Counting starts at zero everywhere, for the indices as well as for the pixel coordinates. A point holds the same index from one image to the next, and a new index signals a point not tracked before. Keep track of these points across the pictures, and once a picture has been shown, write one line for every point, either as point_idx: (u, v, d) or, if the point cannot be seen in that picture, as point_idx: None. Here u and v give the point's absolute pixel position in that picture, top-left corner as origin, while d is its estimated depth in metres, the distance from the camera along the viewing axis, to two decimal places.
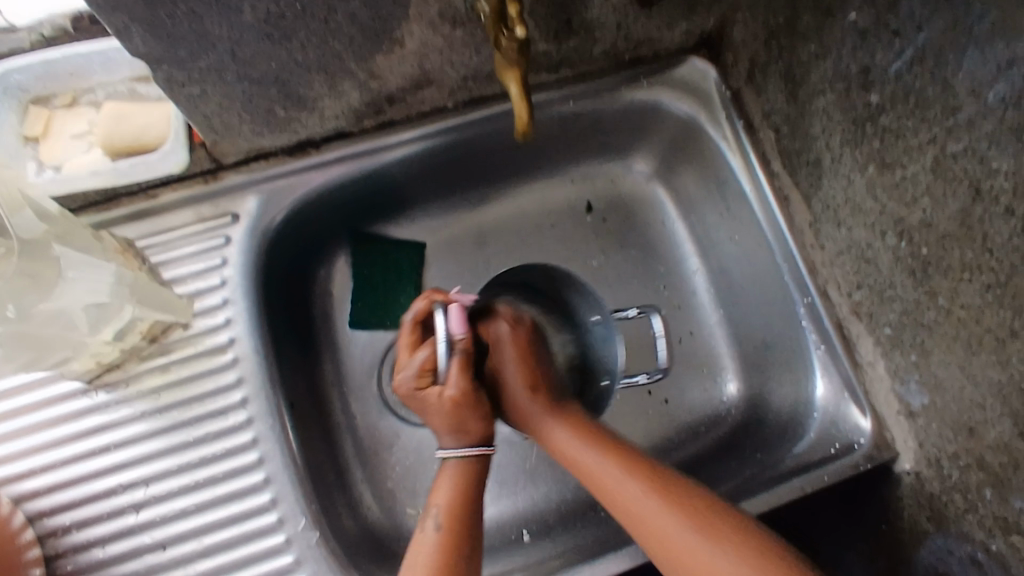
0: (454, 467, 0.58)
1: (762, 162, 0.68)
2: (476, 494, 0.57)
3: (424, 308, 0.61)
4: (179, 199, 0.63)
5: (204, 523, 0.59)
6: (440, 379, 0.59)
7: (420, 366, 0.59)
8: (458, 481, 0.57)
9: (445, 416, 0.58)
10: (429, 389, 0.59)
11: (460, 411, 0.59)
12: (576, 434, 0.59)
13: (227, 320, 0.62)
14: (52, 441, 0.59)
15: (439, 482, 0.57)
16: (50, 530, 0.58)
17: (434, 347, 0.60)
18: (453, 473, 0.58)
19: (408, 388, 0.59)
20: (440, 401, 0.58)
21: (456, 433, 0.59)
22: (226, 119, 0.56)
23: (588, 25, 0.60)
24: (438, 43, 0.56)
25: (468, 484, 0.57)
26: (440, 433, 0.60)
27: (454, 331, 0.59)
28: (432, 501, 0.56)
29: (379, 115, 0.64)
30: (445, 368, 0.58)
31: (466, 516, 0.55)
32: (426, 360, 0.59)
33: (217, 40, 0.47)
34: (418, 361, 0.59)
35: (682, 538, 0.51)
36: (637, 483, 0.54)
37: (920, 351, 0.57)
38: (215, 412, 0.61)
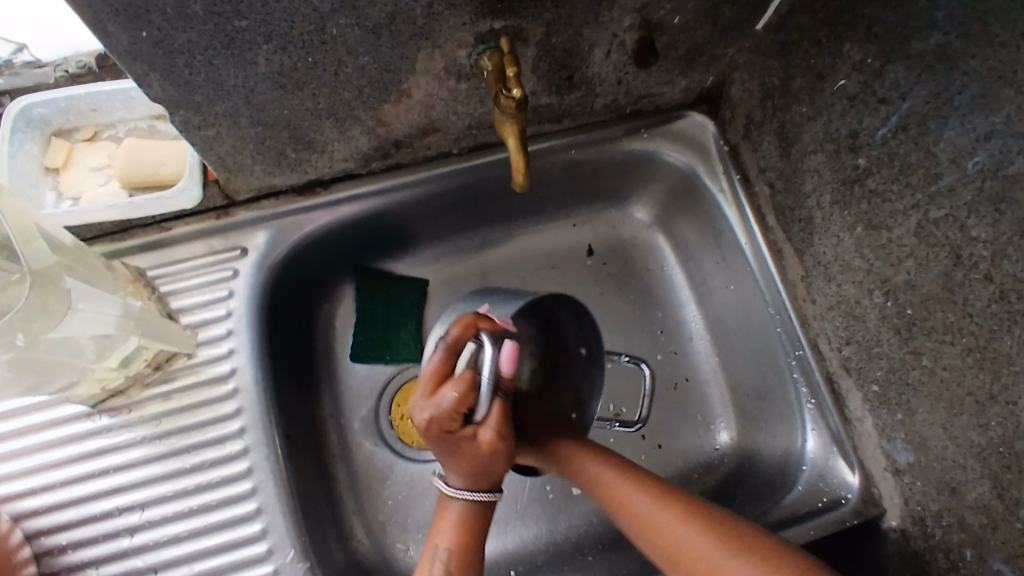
0: (456, 513, 0.58)
1: (757, 215, 0.70)
2: (478, 536, 0.58)
3: (460, 334, 0.55)
4: (190, 232, 0.65)
5: (195, 549, 0.60)
6: (477, 419, 0.54)
7: (453, 411, 0.52)
8: (457, 530, 0.57)
9: (477, 461, 0.55)
10: (461, 433, 0.54)
11: (491, 456, 0.55)
12: (592, 454, 0.61)
13: (230, 350, 0.64)
14: (53, 461, 0.61)
15: (441, 525, 0.58)
16: (46, 549, 0.59)
17: (468, 389, 0.53)
18: (456, 516, 0.58)
19: (436, 430, 0.53)
20: (473, 446, 0.54)
21: (476, 477, 0.56)
22: (238, 159, 0.59)
23: (590, 81, 0.62)
24: (444, 94, 0.59)
25: (473, 524, 0.58)
26: (451, 471, 0.57)
27: (504, 372, 0.55)
28: (437, 543, 0.57)
29: (387, 158, 0.66)
30: (483, 413, 0.54)
31: (470, 563, 0.57)
32: (459, 404, 0.52)
33: (232, 88, 0.50)
34: (450, 404, 0.52)
35: (697, 546, 0.50)
36: (633, 485, 0.57)
37: (905, 410, 0.58)
38: (213, 440, 0.62)
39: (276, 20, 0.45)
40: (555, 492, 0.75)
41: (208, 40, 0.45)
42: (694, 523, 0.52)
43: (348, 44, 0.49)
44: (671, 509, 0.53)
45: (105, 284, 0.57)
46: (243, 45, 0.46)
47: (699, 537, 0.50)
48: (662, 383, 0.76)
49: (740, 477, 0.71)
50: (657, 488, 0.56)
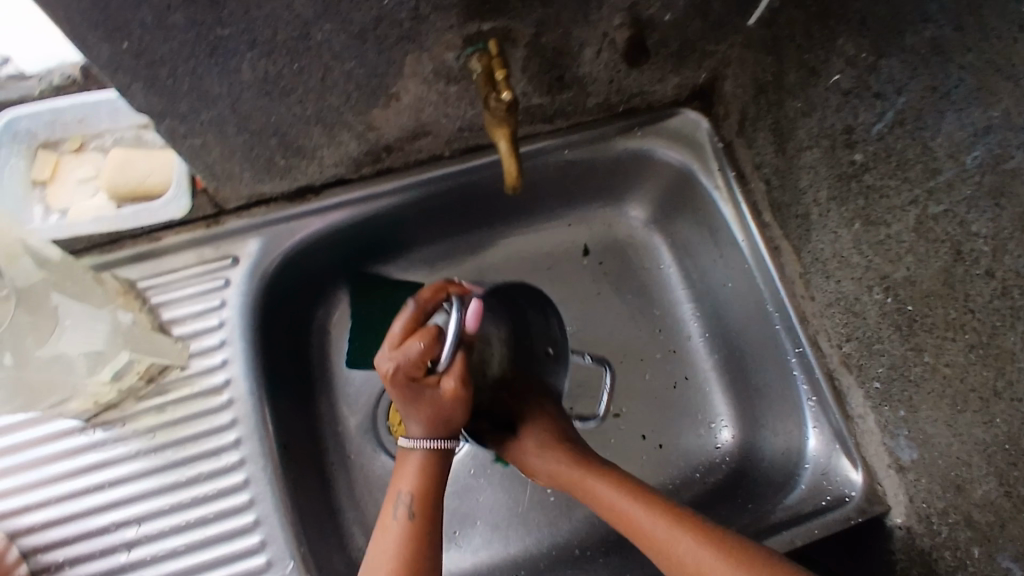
0: (418, 462, 0.57)
1: (754, 212, 0.69)
2: (440, 483, 0.58)
3: (428, 296, 0.57)
4: (180, 242, 0.64)
5: (194, 563, 0.59)
6: (439, 368, 0.55)
7: (420, 359, 0.52)
8: (420, 476, 0.57)
9: (440, 405, 0.55)
10: (426, 381, 0.54)
11: (452, 407, 0.56)
12: (606, 479, 0.61)
13: (224, 360, 0.63)
14: (47, 478, 0.60)
15: (404, 471, 0.57)
16: (43, 566, 0.59)
17: (430, 341, 0.53)
18: (419, 466, 0.57)
19: (401, 382, 0.52)
20: (438, 394, 0.55)
21: (433, 425, 0.56)
22: (227, 167, 0.58)
23: (581, 80, 0.61)
24: (434, 97, 0.58)
25: (435, 470, 0.58)
26: (411, 420, 0.56)
27: (467, 328, 0.59)
28: (399, 489, 0.56)
29: (377, 163, 0.65)
30: (447, 361, 0.54)
31: (432, 504, 0.56)
32: (425, 353, 0.52)
33: (217, 97, 0.49)
34: (414, 354, 0.52)
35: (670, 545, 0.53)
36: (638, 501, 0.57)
37: (908, 407, 0.57)
38: (209, 452, 0.62)
39: (258, 28, 0.44)
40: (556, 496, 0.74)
41: (190, 50, 0.44)
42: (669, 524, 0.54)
43: (334, 50, 0.48)
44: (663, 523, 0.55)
45: (95, 300, 0.56)
46: (226, 53, 0.45)
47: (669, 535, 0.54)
48: (661, 384, 0.76)
49: (742, 476, 0.71)
50: (687, 516, 0.55)
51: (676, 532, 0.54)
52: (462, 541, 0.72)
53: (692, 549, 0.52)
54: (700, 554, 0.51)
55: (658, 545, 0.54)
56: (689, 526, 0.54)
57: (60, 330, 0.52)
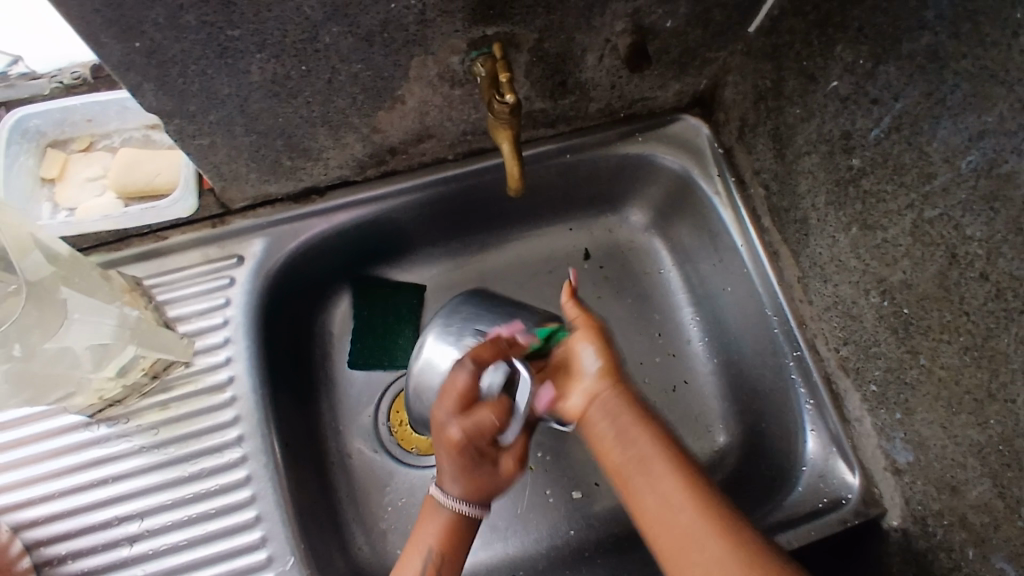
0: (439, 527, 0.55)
1: (753, 217, 0.70)
2: (464, 541, 0.56)
3: (490, 359, 0.55)
4: (186, 241, 0.65)
5: (195, 559, 0.60)
6: (504, 444, 0.55)
7: (487, 434, 0.53)
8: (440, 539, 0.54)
9: (493, 482, 0.55)
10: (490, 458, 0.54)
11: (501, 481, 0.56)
12: (629, 398, 0.54)
13: (228, 358, 0.64)
14: (52, 472, 0.61)
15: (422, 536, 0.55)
16: (45, 559, 0.59)
17: (500, 415, 0.53)
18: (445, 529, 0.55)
19: (466, 452, 0.53)
20: (498, 471, 0.55)
21: (478, 494, 0.55)
22: (234, 168, 0.59)
23: (583, 85, 0.62)
24: (438, 101, 0.59)
25: (460, 530, 0.56)
26: (451, 482, 0.54)
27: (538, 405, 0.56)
28: (426, 544, 0.54)
29: (381, 165, 0.66)
30: (512, 440, 0.55)
31: (453, 563, 0.55)
32: (494, 428, 0.53)
33: (227, 97, 0.50)
34: (483, 426, 0.53)
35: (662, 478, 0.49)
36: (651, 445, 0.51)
37: (904, 410, 0.57)
38: (212, 449, 0.62)
39: (268, 29, 0.45)
40: (555, 498, 0.75)
41: (201, 50, 0.45)
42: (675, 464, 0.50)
43: (341, 53, 0.49)
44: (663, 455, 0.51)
45: (101, 294, 0.57)
46: (236, 54, 0.46)
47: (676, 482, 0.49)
48: (660, 387, 0.76)
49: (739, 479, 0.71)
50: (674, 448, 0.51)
51: (657, 458, 0.51)
52: None
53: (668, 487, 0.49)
54: (675, 496, 0.48)
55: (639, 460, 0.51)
56: (686, 480, 0.49)
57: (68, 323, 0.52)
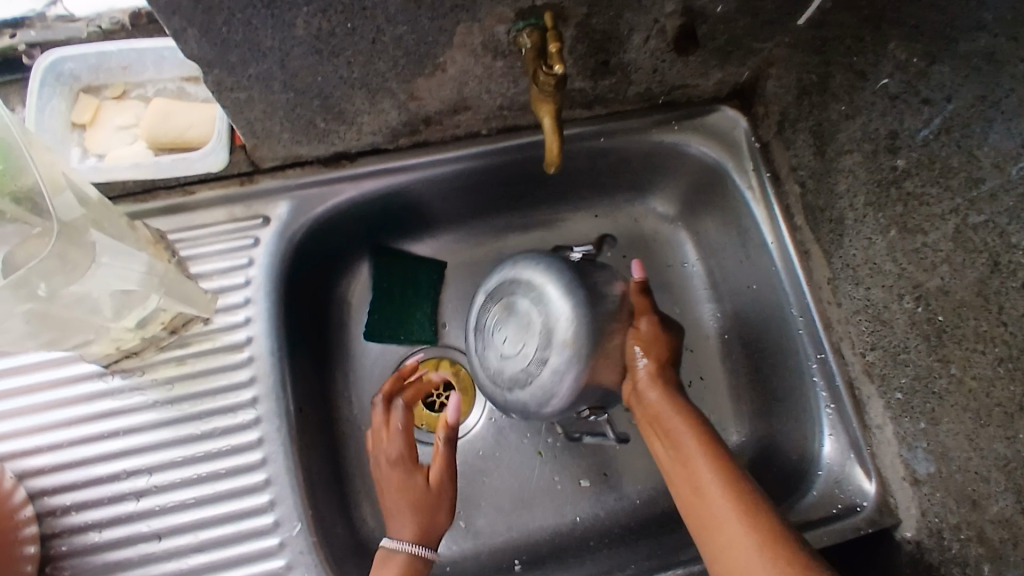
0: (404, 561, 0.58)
1: (786, 214, 0.69)
2: None
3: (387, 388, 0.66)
4: (213, 198, 0.65)
5: (201, 518, 0.60)
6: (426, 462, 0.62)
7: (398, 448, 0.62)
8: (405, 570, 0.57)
9: (425, 497, 0.60)
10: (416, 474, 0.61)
11: (436, 501, 0.61)
12: (677, 409, 0.60)
13: (247, 318, 0.64)
14: (62, 421, 0.60)
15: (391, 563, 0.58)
16: (49, 509, 0.59)
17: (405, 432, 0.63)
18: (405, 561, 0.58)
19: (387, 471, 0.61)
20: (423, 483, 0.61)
21: (414, 511, 0.60)
22: (267, 125, 0.58)
23: (625, 66, 0.61)
24: (479, 72, 0.58)
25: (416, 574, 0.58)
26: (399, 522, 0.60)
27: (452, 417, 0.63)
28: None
29: (414, 135, 0.65)
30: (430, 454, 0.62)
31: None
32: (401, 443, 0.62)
33: (269, 50, 0.49)
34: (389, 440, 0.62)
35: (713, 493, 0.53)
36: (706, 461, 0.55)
37: (929, 419, 0.56)
38: (225, 408, 0.62)
39: None
40: (564, 483, 0.75)
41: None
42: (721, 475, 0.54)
43: (389, 13, 0.48)
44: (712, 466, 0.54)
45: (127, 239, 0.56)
46: (283, 6, 0.45)
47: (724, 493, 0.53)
48: None
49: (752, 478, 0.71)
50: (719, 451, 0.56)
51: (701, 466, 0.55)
52: (464, 522, 0.72)
53: (713, 488, 0.53)
54: (718, 504, 0.52)
55: (685, 461, 0.56)
56: (728, 488, 0.53)
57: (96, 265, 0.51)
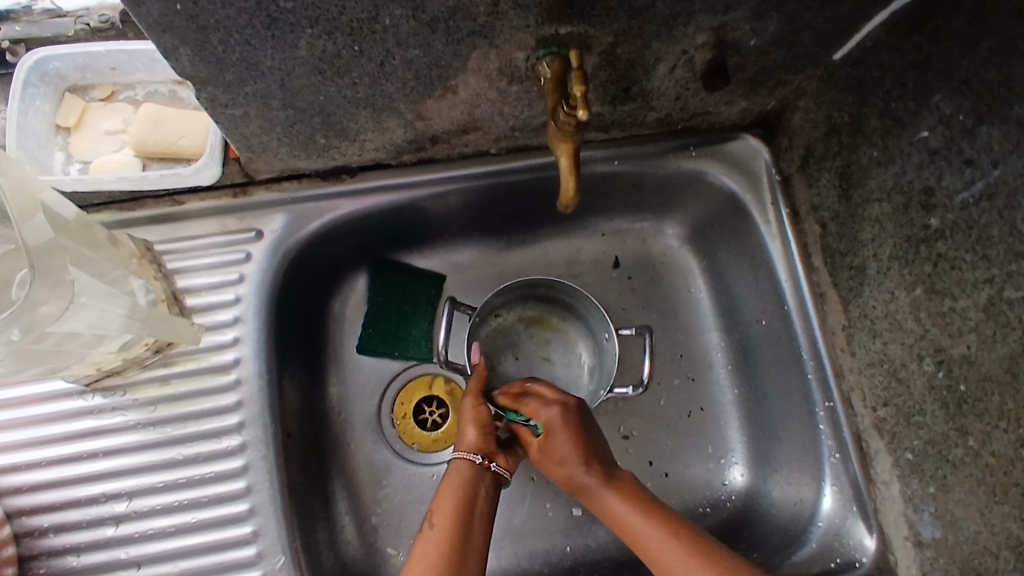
0: (457, 493, 0.56)
1: (802, 253, 0.66)
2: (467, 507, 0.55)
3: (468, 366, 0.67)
4: (204, 209, 0.62)
5: (182, 547, 0.58)
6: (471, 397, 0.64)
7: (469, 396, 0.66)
8: (461, 497, 0.56)
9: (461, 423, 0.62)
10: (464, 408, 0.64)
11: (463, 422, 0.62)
12: (622, 495, 0.57)
13: (236, 338, 0.61)
14: (40, 439, 0.58)
15: (444, 498, 0.56)
16: (27, 530, 0.57)
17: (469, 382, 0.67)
18: (459, 483, 0.57)
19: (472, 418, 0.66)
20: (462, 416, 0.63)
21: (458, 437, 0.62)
22: (264, 140, 0.55)
23: (647, 94, 0.58)
24: (492, 95, 0.54)
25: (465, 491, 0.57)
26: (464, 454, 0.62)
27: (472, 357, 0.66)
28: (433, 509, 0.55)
29: (419, 151, 0.62)
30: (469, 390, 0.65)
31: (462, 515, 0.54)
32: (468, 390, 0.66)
33: (268, 70, 0.45)
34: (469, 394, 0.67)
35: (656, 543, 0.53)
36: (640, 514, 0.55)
37: (940, 484, 0.55)
38: (211, 433, 0.59)
39: (325, 4, 0.40)
40: (555, 512, 0.73)
41: (247, 19, 0.40)
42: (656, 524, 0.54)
43: (400, 36, 0.44)
44: (649, 519, 0.55)
45: (111, 277, 0.53)
46: (285, 26, 0.42)
47: (664, 541, 0.53)
48: (675, 412, 0.74)
49: (748, 520, 0.69)
50: (683, 529, 0.54)
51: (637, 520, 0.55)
52: None
53: (696, 570, 0.51)
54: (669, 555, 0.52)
55: (650, 552, 0.53)
56: (670, 535, 0.53)
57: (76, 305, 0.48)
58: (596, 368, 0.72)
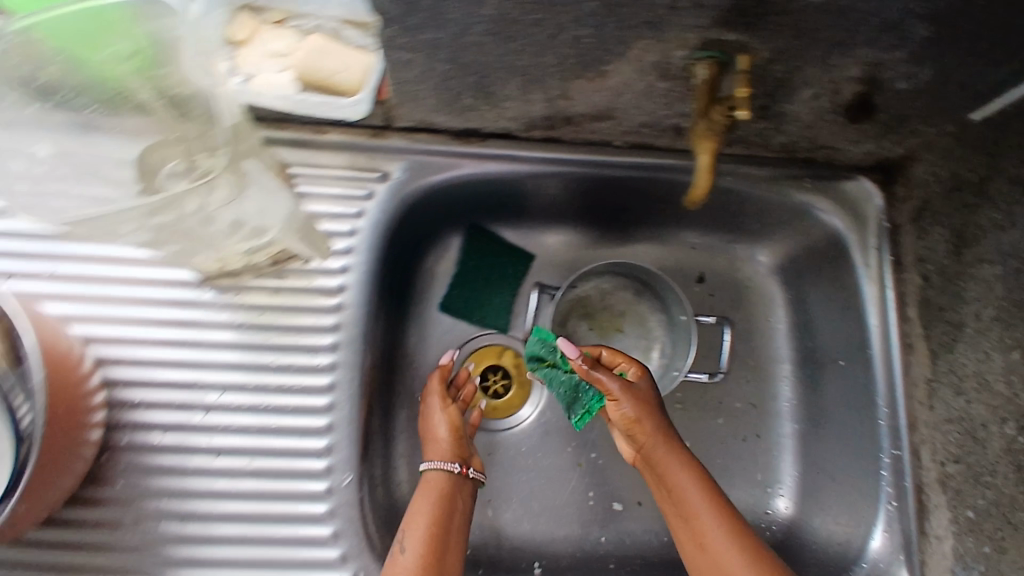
0: (431, 509, 0.60)
1: (898, 302, 0.67)
2: (444, 524, 0.59)
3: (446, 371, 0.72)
4: (340, 142, 0.66)
5: (260, 447, 0.61)
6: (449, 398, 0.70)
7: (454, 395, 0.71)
8: (436, 515, 0.60)
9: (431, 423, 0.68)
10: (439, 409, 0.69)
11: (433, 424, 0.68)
12: (679, 460, 0.61)
13: (344, 267, 0.65)
14: (149, 320, 0.62)
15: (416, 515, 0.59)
16: (119, 400, 0.61)
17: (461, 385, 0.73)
18: (433, 502, 0.61)
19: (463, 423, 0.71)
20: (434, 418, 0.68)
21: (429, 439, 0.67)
22: (417, 87, 0.58)
23: (783, 116, 0.59)
24: (639, 87, 0.56)
25: (442, 509, 0.61)
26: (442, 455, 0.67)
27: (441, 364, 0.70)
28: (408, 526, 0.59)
29: (549, 129, 0.64)
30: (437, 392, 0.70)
31: (441, 535, 0.58)
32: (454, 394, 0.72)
33: (451, 20, 0.49)
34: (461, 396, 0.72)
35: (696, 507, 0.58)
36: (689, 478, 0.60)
37: (996, 545, 0.58)
38: (305, 348, 0.63)
39: None
40: (596, 501, 0.75)
41: None
42: (702, 490, 0.59)
43: (579, 14, 0.47)
44: (696, 483, 0.59)
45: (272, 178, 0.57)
46: None
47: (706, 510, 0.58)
48: (732, 432, 0.76)
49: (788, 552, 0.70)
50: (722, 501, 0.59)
51: (686, 481, 0.60)
52: (493, 512, 0.73)
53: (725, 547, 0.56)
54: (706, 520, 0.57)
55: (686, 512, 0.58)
56: (711, 503, 0.58)
57: (245, 195, 0.54)
58: (669, 354, 0.76)
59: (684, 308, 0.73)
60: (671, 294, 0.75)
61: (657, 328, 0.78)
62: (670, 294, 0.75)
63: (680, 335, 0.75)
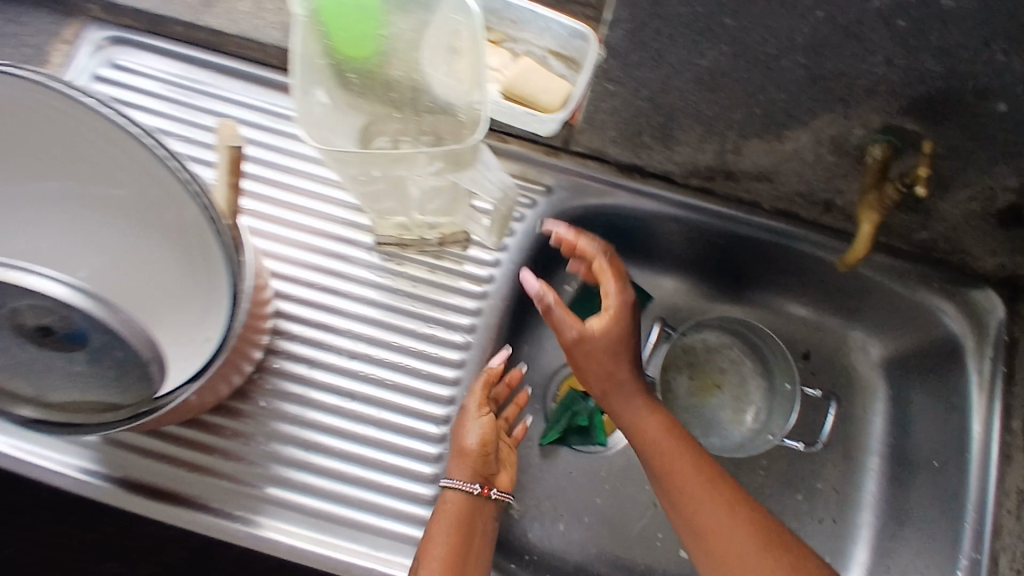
0: (449, 539, 0.60)
1: (1004, 414, 0.68)
2: (467, 543, 0.61)
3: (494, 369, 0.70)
4: (518, 152, 0.73)
5: (388, 401, 0.68)
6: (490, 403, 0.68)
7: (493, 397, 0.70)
8: (454, 543, 0.60)
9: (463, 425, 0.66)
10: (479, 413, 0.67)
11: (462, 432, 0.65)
12: (661, 419, 0.64)
13: (497, 260, 0.73)
14: (323, 268, 0.70)
15: (431, 555, 0.59)
16: (279, 330, 0.68)
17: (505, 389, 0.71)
18: (453, 520, 0.61)
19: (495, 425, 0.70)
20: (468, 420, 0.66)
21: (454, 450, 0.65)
22: (606, 118, 0.66)
23: (931, 212, 0.66)
24: (808, 156, 0.63)
25: (463, 527, 0.62)
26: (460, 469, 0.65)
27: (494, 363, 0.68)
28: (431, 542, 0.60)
29: (707, 181, 0.70)
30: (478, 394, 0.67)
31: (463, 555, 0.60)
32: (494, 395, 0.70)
33: (667, 64, 0.59)
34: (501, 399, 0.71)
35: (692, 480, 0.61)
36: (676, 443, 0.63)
37: None
38: (445, 323, 0.71)
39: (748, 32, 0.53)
40: (664, 542, 0.77)
41: None
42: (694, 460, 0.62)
43: (782, 78, 0.57)
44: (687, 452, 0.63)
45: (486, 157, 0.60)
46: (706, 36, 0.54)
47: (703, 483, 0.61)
48: (810, 509, 0.77)
49: None
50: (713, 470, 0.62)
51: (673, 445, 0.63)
52: (564, 526, 0.76)
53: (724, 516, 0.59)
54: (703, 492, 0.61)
55: (678, 479, 0.62)
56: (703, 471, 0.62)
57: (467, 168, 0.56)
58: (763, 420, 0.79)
59: (792, 377, 0.77)
60: (779, 360, 0.78)
61: (756, 393, 0.81)
62: (779, 359, 0.78)
63: (781, 402, 0.78)
